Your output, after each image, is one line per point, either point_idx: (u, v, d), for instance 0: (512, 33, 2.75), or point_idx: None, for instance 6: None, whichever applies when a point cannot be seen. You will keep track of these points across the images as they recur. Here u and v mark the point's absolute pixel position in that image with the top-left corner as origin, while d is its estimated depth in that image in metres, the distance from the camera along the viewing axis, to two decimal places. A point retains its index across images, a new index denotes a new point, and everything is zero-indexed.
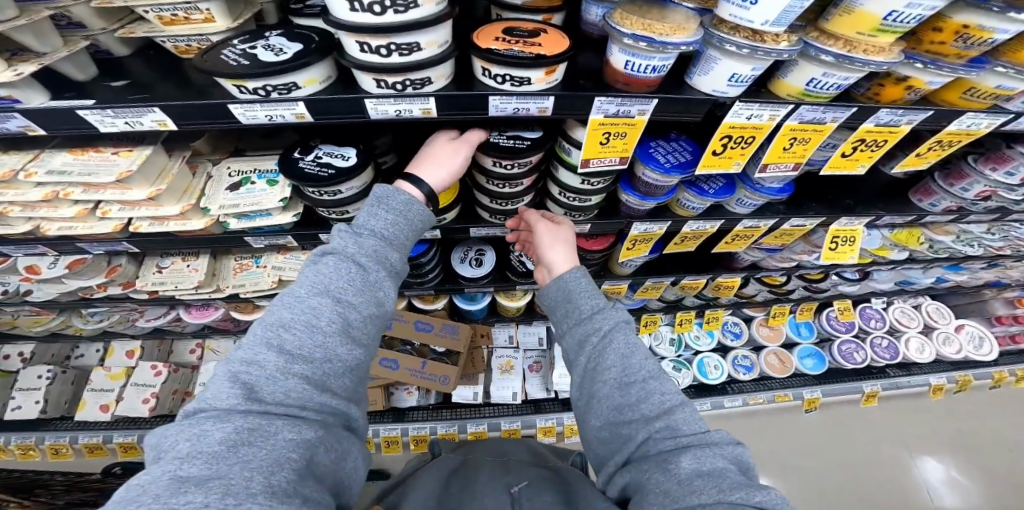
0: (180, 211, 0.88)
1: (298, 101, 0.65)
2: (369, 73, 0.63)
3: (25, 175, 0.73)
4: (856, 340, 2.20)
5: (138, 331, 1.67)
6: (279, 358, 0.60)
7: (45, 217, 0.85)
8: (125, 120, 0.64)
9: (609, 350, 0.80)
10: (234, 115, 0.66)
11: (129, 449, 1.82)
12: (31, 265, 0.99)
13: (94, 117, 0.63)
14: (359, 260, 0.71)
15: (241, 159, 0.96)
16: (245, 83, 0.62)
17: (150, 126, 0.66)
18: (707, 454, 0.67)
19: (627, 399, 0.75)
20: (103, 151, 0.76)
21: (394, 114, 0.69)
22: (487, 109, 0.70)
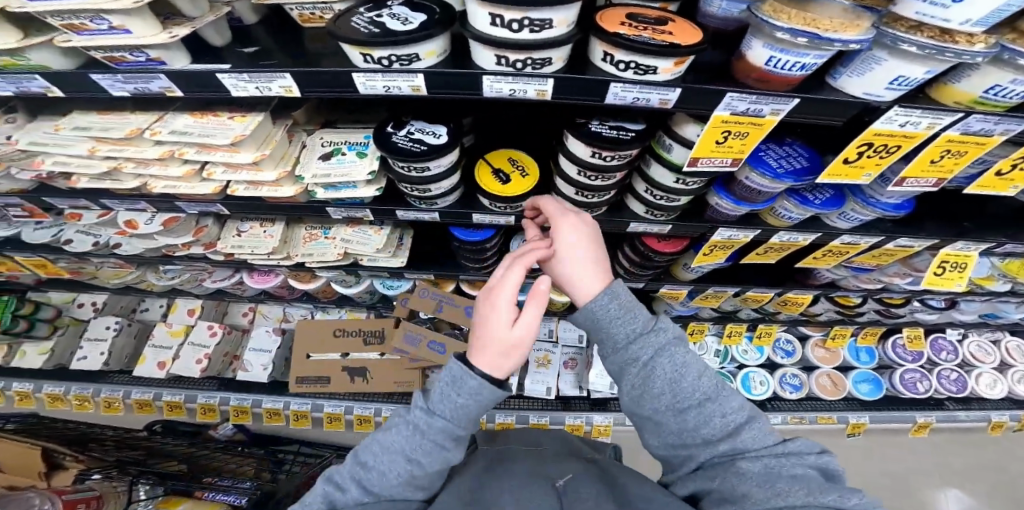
0: (276, 176, 0.92)
1: (418, 74, 0.65)
2: (491, 49, 0.63)
3: (151, 134, 0.77)
4: (921, 370, 2.11)
5: (203, 291, 1.75)
6: (407, 467, 0.79)
7: (154, 175, 0.89)
8: (257, 85, 0.66)
9: (656, 377, 0.76)
10: (355, 84, 0.67)
11: (175, 408, 1.92)
12: (131, 220, 1.05)
13: (231, 81, 0.65)
14: (431, 425, 0.78)
15: (333, 131, 0.99)
16: (372, 52, 0.63)
17: (277, 92, 0.68)
18: (780, 469, 0.68)
19: (686, 423, 0.74)
20: (220, 115, 0.80)
21: (508, 93, 0.69)
22: (605, 95, 0.68)
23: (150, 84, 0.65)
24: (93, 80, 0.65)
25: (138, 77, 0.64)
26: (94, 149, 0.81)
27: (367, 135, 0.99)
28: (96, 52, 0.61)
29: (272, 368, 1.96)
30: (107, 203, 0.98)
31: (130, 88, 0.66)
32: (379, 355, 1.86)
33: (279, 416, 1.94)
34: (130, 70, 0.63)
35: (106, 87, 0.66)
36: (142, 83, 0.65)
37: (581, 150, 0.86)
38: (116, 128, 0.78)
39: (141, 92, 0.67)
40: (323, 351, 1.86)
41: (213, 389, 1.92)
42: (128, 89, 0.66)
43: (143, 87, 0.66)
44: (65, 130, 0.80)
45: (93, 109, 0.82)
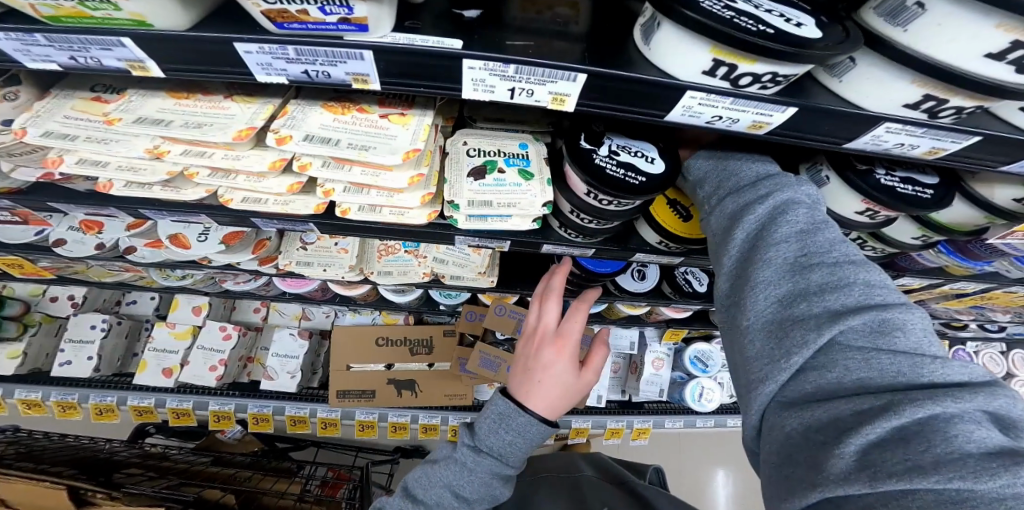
0: (419, 202, 0.63)
1: (790, 106, 0.39)
2: (925, 85, 0.36)
3: (276, 138, 0.47)
4: None
5: (217, 291, 1.41)
6: (455, 507, 0.61)
7: (232, 185, 0.60)
8: (517, 86, 0.38)
9: (770, 230, 0.51)
10: (671, 109, 0.40)
11: (182, 415, 1.67)
12: (179, 234, 0.78)
13: (477, 76, 0.36)
14: (483, 449, 0.61)
15: (477, 135, 0.69)
16: (744, 65, 0.34)
17: (537, 101, 0.40)
18: (925, 396, 0.36)
19: (804, 286, 0.46)
20: (369, 111, 0.52)
21: (887, 145, 0.44)
22: (1019, 160, 0.47)
23: (330, 66, 0.36)
24: (236, 51, 0.36)
25: (318, 55, 0.34)
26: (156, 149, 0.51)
27: (525, 144, 0.69)
28: (261, 1, 0.30)
29: (300, 375, 1.68)
30: (149, 214, 0.67)
31: (300, 70, 0.37)
32: (427, 366, 1.64)
33: (305, 425, 1.73)
34: (308, 35, 0.33)
35: (243, 57, 0.36)
36: (322, 64, 0.35)
37: (841, 206, 0.62)
38: (209, 123, 0.47)
39: (314, 78, 0.38)
40: (364, 360, 1.63)
41: (228, 394, 1.68)
42: (289, 74, 0.38)
43: (324, 71, 0.37)
44: (116, 123, 0.49)
45: (150, 90, 0.51)
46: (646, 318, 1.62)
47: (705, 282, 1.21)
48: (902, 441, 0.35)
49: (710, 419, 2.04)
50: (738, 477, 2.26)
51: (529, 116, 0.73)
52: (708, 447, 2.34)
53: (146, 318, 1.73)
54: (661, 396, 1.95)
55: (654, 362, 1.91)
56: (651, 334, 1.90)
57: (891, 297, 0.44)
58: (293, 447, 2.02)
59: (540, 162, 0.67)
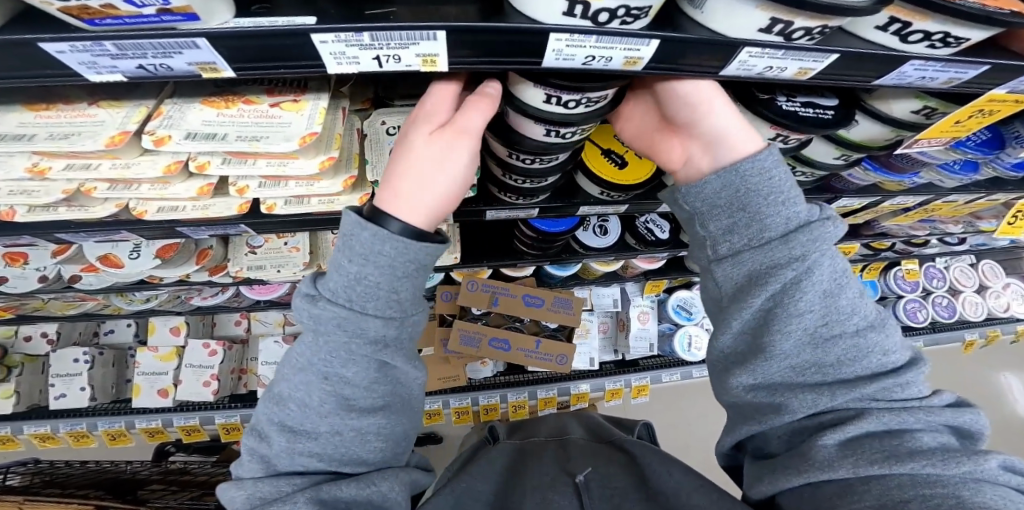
0: (341, 187, 0.62)
1: (654, 39, 0.39)
2: (769, 10, 0.36)
3: (153, 140, 0.46)
4: (920, 298, 1.99)
5: (189, 309, 1.39)
6: (322, 379, 0.50)
7: (144, 196, 0.60)
8: (380, 53, 0.37)
9: (792, 298, 0.50)
10: (543, 54, 0.39)
11: (192, 431, 1.67)
12: (108, 255, 0.77)
13: (333, 49, 0.36)
14: (324, 293, 0.50)
15: (394, 110, 0.68)
16: (596, 1, 0.33)
17: (408, 64, 0.39)
18: (902, 431, 0.47)
19: (819, 358, 0.50)
20: (256, 102, 0.50)
21: (757, 70, 0.46)
22: (885, 75, 0.49)
23: (168, 58, 0.35)
24: (48, 53, 0.33)
25: (150, 49, 0.34)
26: (36, 168, 0.49)
27: None
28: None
29: None
30: (66, 236, 0.66)
31: (133, 64, 0.36)
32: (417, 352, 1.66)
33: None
34: (128, 29, 0.32)
35: (69, 62, 0.35)
36: (154, 56, 0.35)
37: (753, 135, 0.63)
38: (78, 132, 0.45)
39: (155, 71, 0.37)
40: None
41: (231, 406, 1.67)
42: (121, 70, 0.37)
43: (164, 64, 0.36)
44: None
45: (3, 104, 0.47)
46: (622, 275, 1.65)
47: (667, 228, 1.22)
48: (882, 439, 0.46)
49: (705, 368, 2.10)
50: None
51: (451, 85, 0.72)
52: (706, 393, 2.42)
53: (127, 345, 1.72)
54: (652, 350, 2.00)
55: (640, 315, 1.94)
56: (634, 290, 1.94)
57: (884, 349, 0.50)
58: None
59: None
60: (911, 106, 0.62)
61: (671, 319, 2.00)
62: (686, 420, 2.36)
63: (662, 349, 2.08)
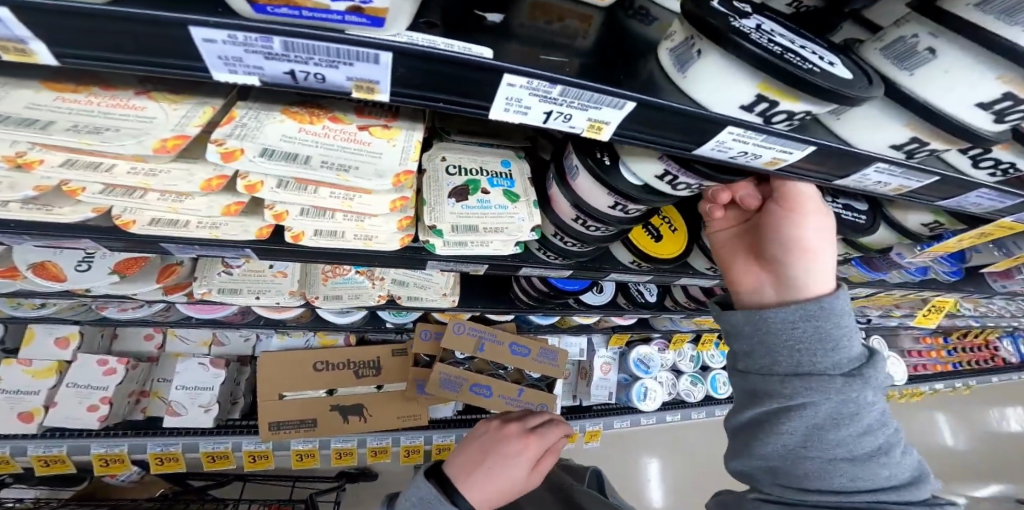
0: (397, 227, 0.55)
1: (810, 146, 0.38)
2: (913, 130, 0.39)
3: (221, 153, 0.39)
4: None
5: (94, 318, 1.16)
6: None
7: (144, 204, 0.48)
8: (559, 113, 0.32)
9: (825, 433, 0.51)
10: (702, 142, 0.36)
11: (55, 461, 1.31)
12: (50, 264, 0.60)
13: (515, 94, 0.30)
14: None
15: (455, 149, 0.63)
16: (786, 103, 0.32)
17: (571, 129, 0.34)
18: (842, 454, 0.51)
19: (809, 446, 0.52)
20: (343, 121, 0.44)
21: (862, 182, 0.48)
22: (951, 197, 0.52)
23: (330, 68, 0.27)
24: (193, 40, 0.25)
25: (319, 53, 0.26)
26: (20, 159, 0.40)
27: (508, 161, 0.63)
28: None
29: (216, 409, 1.44)
30: (11, 229, 0.51)
31: (282, 69, 0.27)
32: (376, 388, 1.52)
33: (228, 460, 1.48)
34: (308, 28, 0.25)
35: (202, 53, 0.26)
36: (318, 63, 0.27)
37: None
38: (118, 127, 0.38)
39: (302, 78, 0.29)
40: (301, 388, 1.45)
41: (120, 434, 1.36)
42: (265, 72, 0.28)
43: (321, 72, 0.28)
44: None
45: (22, 79, 0.40)
46: (598, 326, 1.65)
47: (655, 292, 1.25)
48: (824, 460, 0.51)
49: (657, 418, 2.11)
50: (684, 470, 2.34)
51: (519, 129, 0.68)
52: (658, 442, 2.39)
53: None
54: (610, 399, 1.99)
55: (602, 366, 1.96)
56: (599, 341, 1.96)
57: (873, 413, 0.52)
58: (215, 485, 1.71)
59: (524, 182, 0.62)
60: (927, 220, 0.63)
61: (631, 372, 2.02)
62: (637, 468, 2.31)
63: (618, 398, 2.08)
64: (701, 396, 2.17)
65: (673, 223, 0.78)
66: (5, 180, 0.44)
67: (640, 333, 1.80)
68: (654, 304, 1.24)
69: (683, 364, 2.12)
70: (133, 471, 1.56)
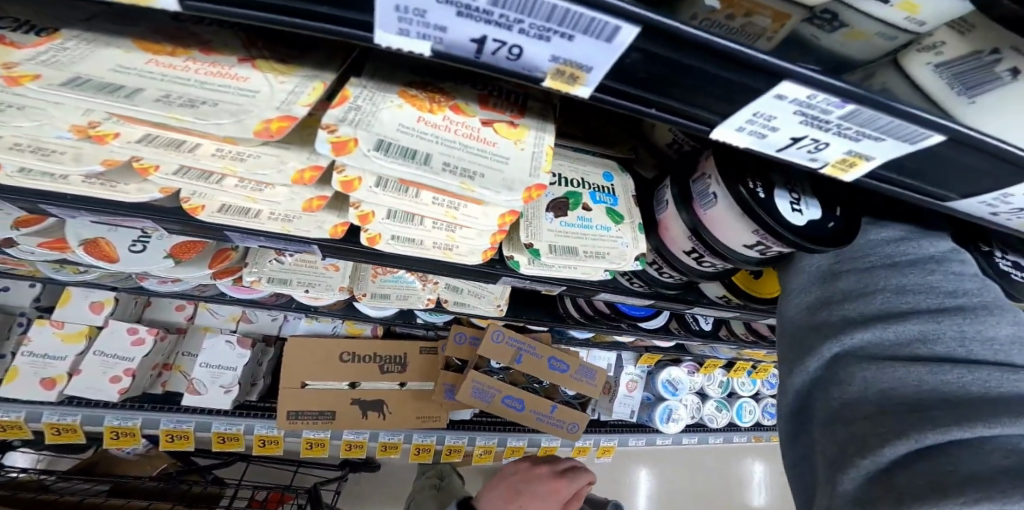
0: (490, 243, 0.48)
1: None
2: None
3: (333, 143, 0.32)
4: None
5: (128, 287, 1.12)
6: None
7: (220, 192, 0.42)
8: (809, 135, 0.26)
9: (891, 286, 0.46)
10: (989, 190, 0.32)
11: (65, 431, 1.32)
12: (101, 240, 0.55)
13: (773, 109, 0.24)
14: None
15: (554, 156, 0.56)
16: None
17: (815, 160, 0.29)
18: (896, 305, 0.45)
19: (861, 303, 0.47)
20: (467, 114, 0.37)
21: None
22: None
23: (538, 40, 0.20)
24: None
25: (538, 18, 0.19)
26: (93, 129, 0.34)
27: (609, 175, 0.57)
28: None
29: (236, 391, 1.40)
30: (61, 206, 0.46)
31: (471, 34, 0.21)
32: (398, 385, 1.47)
33: (238, 443, 1.47)
34: None
35: (377, 4, 0.19)
36: (528, 31, 0.20)
37: None
38: (215, 100, 0.32)
39: (488, 49, 0.22)
40: (324, 378, 1.40)
41: (129, 407, 1.35)
42: (444, 35, 0.21)
43: (521, 46, 0.21)
44: (25, 82, 0.29)
45: (104, 33, 0.34)
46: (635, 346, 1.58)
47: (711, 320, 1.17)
48: (886, 311, 0.45)
49: (675, 441, 2.04)
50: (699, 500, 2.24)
51: (622, 137, 0.61)
52: (674, 465, 2.30)
53: (20, 310, 1.29)
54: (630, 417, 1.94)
55: (628, 384, 1.90)
56: (627, 357, 1.90)
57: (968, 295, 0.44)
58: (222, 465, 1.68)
59: (628, 201, 0.55)
60: None
61: (655, 391, 1.95)
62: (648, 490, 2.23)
63: (638, 417, 2.02)
64: (723, 423, 2.09)
65: None
66: (69, 150, 0.38)
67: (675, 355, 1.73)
68: (708, 332, 1.16)
69: (709, 389, 2.04)
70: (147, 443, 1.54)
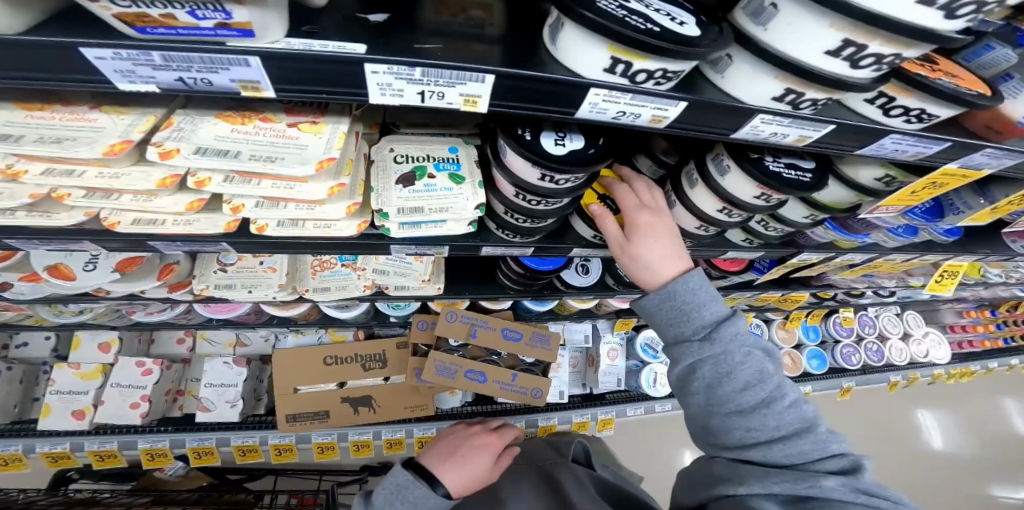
0: (345, 212, 0.60)
1: (680, 101, 0.43)
2: (785, 81, 0.43)
3: (159, 152, 0.45)
4: (853, 343, 2.18)
5: (125, 324, 1.29)
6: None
7: (123, 207, 0.56)
8: (422, 91, 0.39)
9: (718, 391, 0.68)
10: (578, 106, 0.42)
11: (108, 456, 1.45)
12: (59, 264, 0.70)
13: (382, 80, 0.37)
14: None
15: (404, 142, 0.69)
16: (637, 62, 0.38)
17: (450, 105, 0.41)
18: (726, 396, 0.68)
19: (717, 403, 0.69)
20: (274, 121, 0.50)
21: (763, 136, 0.51)
22: (865, 146, 0.56)
23: (211, 73, 0.35)
24: (88, 60, 0.33)
25: (192, 60, 0.34)
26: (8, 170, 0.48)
27: (454, 148, 0.70)
28: (113, 5, 0.29)
29: (241, 404, 1.56)
30: (17, 242, 0.61)
31: (172, 76, 0.36)
32: (382, 380, 1.59)
33: (257, 454, 1.58)
34: (178, 41, 0.33)
35: (104, 69, 0.35)
36: (200, 70, 0.35)
37: (744, 190, 0.75)
38: (76, 137, 0.45)
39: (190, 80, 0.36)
40: (314, 382, 1.54)
41: (159, 430, 1.49)
42: (158, 81, 0.36)
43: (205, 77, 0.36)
44: None
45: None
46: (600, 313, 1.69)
47: None
48: (731, 406, 0.68)
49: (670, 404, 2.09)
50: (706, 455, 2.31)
51: (463, 119, 0.74)
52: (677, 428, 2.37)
53: (42, 362, 1.52)
54: (619, 385, 2.00)
55: (608, 353, 1.98)
56: (605, 326, 1.99)
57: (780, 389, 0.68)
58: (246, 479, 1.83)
59: (470, 165, 0.68)
60: (873, 172, 0.75)
61: (637, 356, 2.04)
62: (656, 455, 2.30)
63: (627, 385, 2.10)
64: None
65: None
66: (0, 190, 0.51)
67: None
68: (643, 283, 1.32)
69: None
70: (179, 466, 1.71)
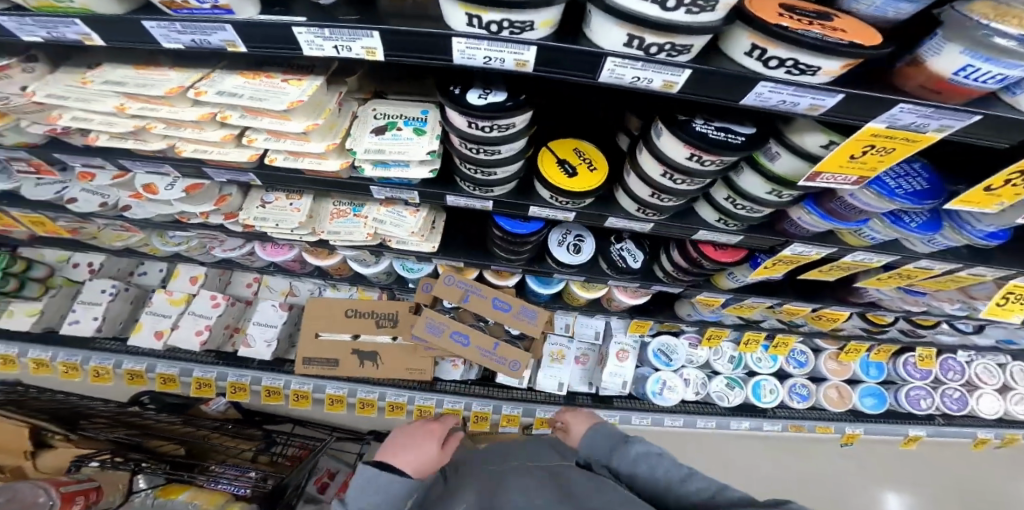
0: (324, 149, 0.82)
1: (530, 46, 0.58)
2: (627, 27, 0.55)
3: (196, 94, 0.72)
4: (927, 387, 2.04)
5: (210, 260, 1.68)
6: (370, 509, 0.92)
7: (186, 138, 0.83)
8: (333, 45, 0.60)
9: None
10: (451, 53, 0.60)
11: (168, 381, 1.85)
12: (150, 184, 1.05)
13: (306, 37, 0.59)
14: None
15: (386, 103, 0.89)
16: (481, 15, 0.54)
17: (357, 54, 0.61)
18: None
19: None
20: (273, 76, 0.73)
21: (628, 80, 0.63)
22: (744, 95, 0.64)
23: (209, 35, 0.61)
24: (146, 27, 0.60)
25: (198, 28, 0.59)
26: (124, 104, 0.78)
27: (425, 110, 0.88)
28: None
29: (275, 345, 1.85)
30: (127, 164, 0.97)
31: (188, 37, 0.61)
32: (391, 339, 1.80)
33: (279, 396, 1.87)
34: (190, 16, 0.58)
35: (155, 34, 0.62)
36: (202, 33, 0.60)
37: (677, 151, 0.82)
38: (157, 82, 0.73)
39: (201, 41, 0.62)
40: (334, 330, 1.80)
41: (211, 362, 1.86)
42: (181, 41, 0.63)
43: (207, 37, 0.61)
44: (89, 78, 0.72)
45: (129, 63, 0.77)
46: (608, 306, 1.74)
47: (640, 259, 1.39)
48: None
49: (680, 419, 2.00)
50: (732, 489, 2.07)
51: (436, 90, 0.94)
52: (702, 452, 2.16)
53: (153, 288, 1.97)
54: (625, 389, 1.94)
55: (618, 353, 1.93)
56: (619, 326, 1.96)
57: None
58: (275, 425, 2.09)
59: (433, 123, 0.87)
60: (819, 138, 0.76)
61: (648, 361, 2.00)
62: None
63: (634, 391, 2.05)
64: (738, 400, 2.01)
65: (593, 164, 1.01)
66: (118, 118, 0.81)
67: (667, 321, 1.84)
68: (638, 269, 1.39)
69: (713, 363, 2.03)
70: (222, 402, 1.99)
